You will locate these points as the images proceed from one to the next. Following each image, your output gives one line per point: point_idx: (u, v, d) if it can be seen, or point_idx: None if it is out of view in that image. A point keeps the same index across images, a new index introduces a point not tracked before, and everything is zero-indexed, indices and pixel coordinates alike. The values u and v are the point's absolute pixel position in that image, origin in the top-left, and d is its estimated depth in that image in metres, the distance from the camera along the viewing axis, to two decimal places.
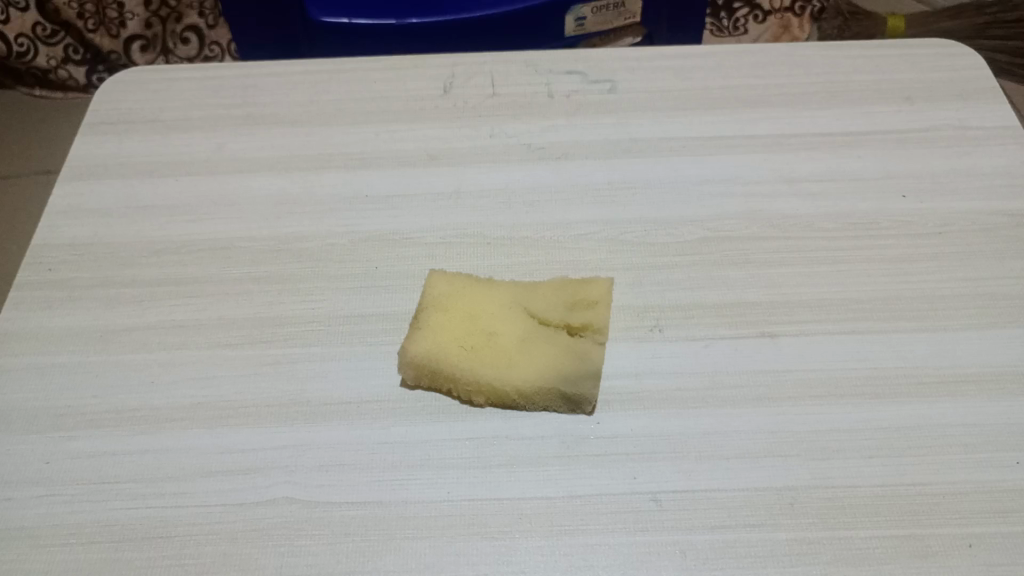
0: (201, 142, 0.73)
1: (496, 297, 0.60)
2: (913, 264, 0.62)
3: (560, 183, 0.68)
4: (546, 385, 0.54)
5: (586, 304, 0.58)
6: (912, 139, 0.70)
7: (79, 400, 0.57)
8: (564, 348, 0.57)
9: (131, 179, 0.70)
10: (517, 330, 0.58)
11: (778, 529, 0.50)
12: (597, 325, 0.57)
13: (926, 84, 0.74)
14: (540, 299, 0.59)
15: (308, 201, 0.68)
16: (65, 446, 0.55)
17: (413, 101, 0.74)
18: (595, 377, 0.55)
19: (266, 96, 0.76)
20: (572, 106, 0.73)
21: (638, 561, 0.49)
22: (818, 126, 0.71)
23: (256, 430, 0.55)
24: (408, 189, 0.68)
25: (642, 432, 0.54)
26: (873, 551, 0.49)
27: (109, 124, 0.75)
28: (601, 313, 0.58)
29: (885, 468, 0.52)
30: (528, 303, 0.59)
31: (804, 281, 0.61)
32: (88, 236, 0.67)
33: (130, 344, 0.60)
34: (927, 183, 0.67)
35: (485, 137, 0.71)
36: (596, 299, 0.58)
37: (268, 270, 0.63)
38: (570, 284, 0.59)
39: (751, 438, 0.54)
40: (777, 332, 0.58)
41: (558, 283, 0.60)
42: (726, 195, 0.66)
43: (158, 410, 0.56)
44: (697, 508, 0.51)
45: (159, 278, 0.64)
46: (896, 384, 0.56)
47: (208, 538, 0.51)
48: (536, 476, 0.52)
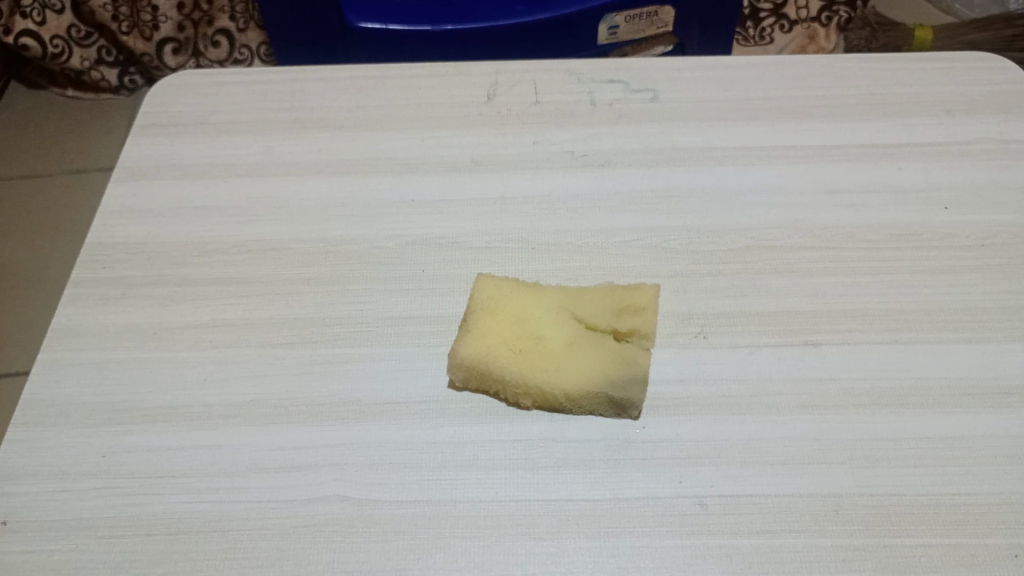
0: (250, 145, 0.74)
1: (544, 302, 0.60)
2: (955, 275, 0.62)
3: (603, 190, 0.69)
4: (594, 390, 0.55)
5: (633, 310, 0.59)
6: (954, 151, 0.70)
7: (135, 395, 0.59)
8: (611, 353, 0.58)
9: (181, 180, 0.72)
10: (565, 335, 0.59)
11: (824, 535, 0.51)
12: (644, 331, 0.58)
13: (967, 96, 0.74)
14: (587, 304, 0.60)
15: (355, 204, 0.69)
16: (122, 440, 0.57)
17: (456, 107, 0.76)
18: (642, 382, 0.55)
19: (313, 100, 0.77)
20: (614, 115, 0.74)
21: (686, 564, 0.50)
22: (859, 137, 0.72)
23: (308, 428, 0.56)
24: (454, 194, 0.69)
25: (688, 438, 0.55)
26: (918, 560, 0.50)
27: (160, 126, 0.76)
28: (649, 319, 0.59)
29: (930, 478, 0.53)
30: (576, 309, 0.60)
31: (847, 291, 0.62)
32: (141, 236, 0.68)
33: (183, 341, 0.61)
34: (969, 196, 0.67)
35: (529, 143, 0.72)
36: (643, 305, 0.59)
37: (317, 271, 0.65)
38: (617, 290, 0.60)
39: (796, 445, 0.54)
40: (821, 341, 0.59)
41: (605, 290, 0.61)
42: (768, 204, 0.67)
43: (211, 408, 0.58)
44: (742, 512, 0.52)
45: (211, 277, 0.65)
46: (941, 395, 0.56)
47: (262, 533, 0.52)
48: (584, 478, 0.53)
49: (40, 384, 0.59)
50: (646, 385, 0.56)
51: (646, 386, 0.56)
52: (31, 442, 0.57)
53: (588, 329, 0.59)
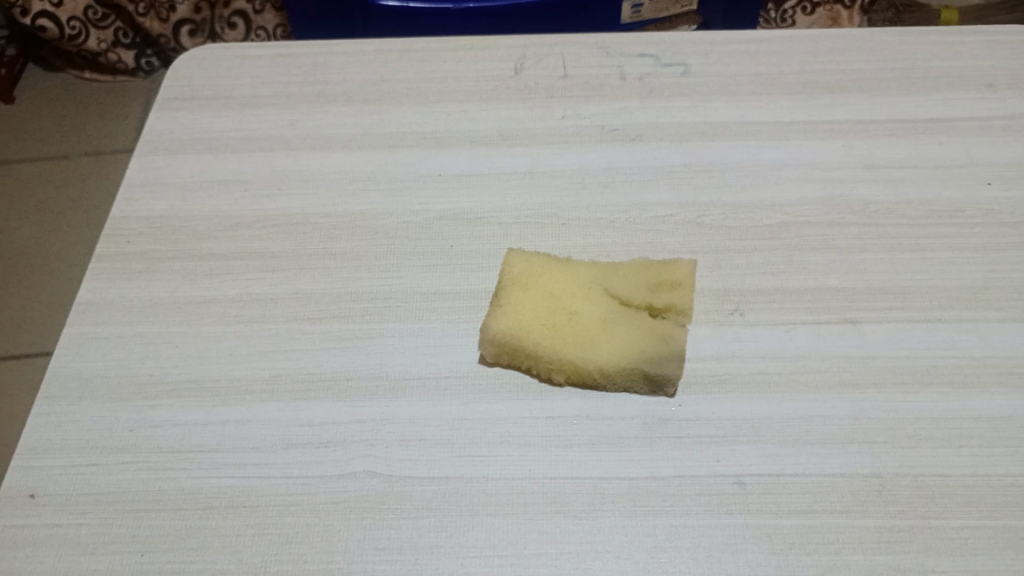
0: (274, 119, 0.73)
1: (577, 277, 0.59)
2: (999, 253, 0.61)
3: (635, 165, 0.67)
4: (629, 366, 0.54)
5: (668, 286, 0.58)
6: (997, 127, 0.68)
7: (162, 369, 0.58)
8: (646, 328, 0.56)
9: (205, 154, 0.71)
10: (599, 310, 0.57)
11: (866, 516, 0.49)
12: (680, 306, 0.57)
13: (1010, 71, 0.72)
14: (622, 280, 0.59)
15: (382, 179, 0.68)
16: (149, 414, 0.56)
17: (483, 81, 0.74)
18: (679, 358, 0.54)
19: (337, 74, 0.76)
20: (645, 89, 0.72)
21: (724, 545, 0.49)
22: (898, 112, 0.70)
23: (337, 404, 0.55)
24: (483, 168, 0.68)
25: (725, 416, 0.53)
26: (965, 542, 0.48)
27: (184, 100, 0.75)
28: (686, 295, 0.57)
29: (976, 458, 0.51)
30: (610, 284, 0.58)
31: (886, 268, 0.60)
32: (165, 210, 0.67)
33: (210, 316, 0.61)
34: (1013, 172, 0.65)
35: (558, 118, 0.71)
36: (679, 281, 0.58)
37: (343, 246, 0.64)
38: (652, 265, 0.59)
39: (836, 424, 0.53)
40: (860, 319, 0.58)
41: (640, 266, 0.59)
42: (805, 179, 0.65)
43: (239, 382, 0.57)
44: (782, 492, 0.51)
45: (236, 252, 0.64)
46: (986, 374, 0.55)
47: (291, 509, 0.51)
48: (618, 455, 0.52)
49: (65, 357, 0.59)
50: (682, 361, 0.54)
51: (682, 362, 0.54)
52: (57, 416, 0.56)
53: (622, 304, 0.58)
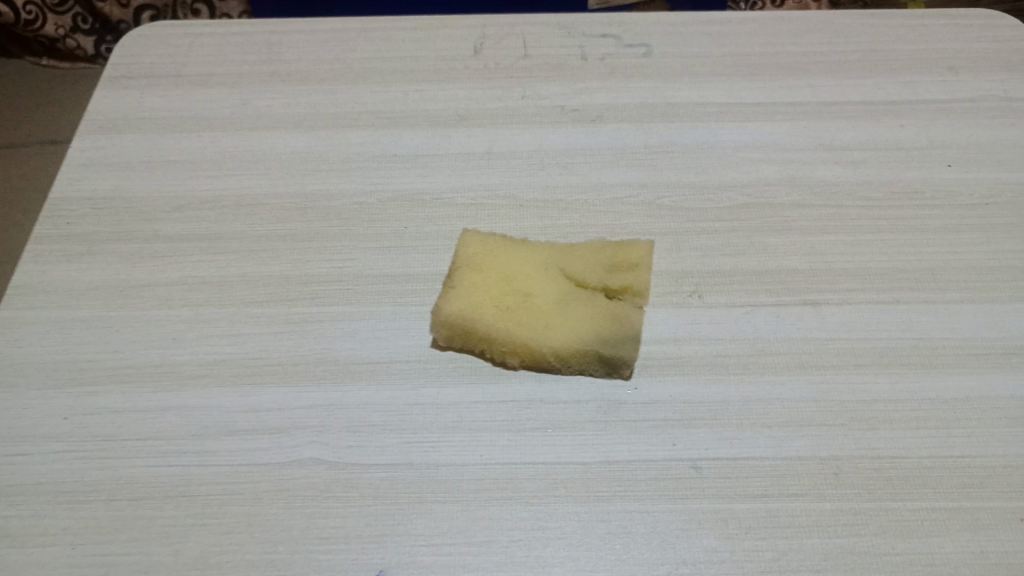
0: (224, 98, 0.71)
1: (533, 258, 0.58)
2: (958, 234, 0.60)
3: (594, 146, 0.66)
4: (584, 348, 0.52)
5: (626, 267, 0.57)
6: (957, 109, 0.68)
7: (100, 355, 0.56)
8: (601, 309, 0.55)
9: (152, 133, 0.68)
10: (554, 292, 0.56)
11: (823, 499, 0.49)
12: (637, 287, 0.56)
13: (970, 54, 0.72)
14: (577, 261, 0.57)
15: (335, 159, 0.66)
16: (85, 401, 0.53)
17: (442, 60, 0.72)
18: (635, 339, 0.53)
19: (291, 53, 0.74)
20: (606, 69, 0.71)
21: (679, 529, 0.48)
22: (860, 94, 0.69)
23: (283, 389, 0.53)
24: (440, 149, 0.66)
25: (682, 399, 0.52)
26: (921, 525, 0.48)
27: (130, 78, 0.73)
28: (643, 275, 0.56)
29: (933, 440, 0.51)
30: (566, 265, 0.57)
31: (847, 250, 0.59)
32: (108, 190, 0.65)
33: (152, 299, 0.58)
34: (973, 154, 0.65)
35: (517, 98, 0.69)
36: (637, 261, 0.57)
37: (293, 227, 0.62)
38: (610, 245, 0.58)
39: (795, 407, 0.52)
40: (820, 301, 0.57)
41: (597, 247, 0.58)
42: (766, 161, 0.64)
43: (181, 367, 0.55)
44: (738, 476, 0.49)
45: (182, 233, 0.62)
46: (944, 355, 0.54)
47: (233, 498, 0.49)
48: (572, 440, 0.51)
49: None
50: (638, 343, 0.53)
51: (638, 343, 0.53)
52: None
53: (578, 285, 0.56)
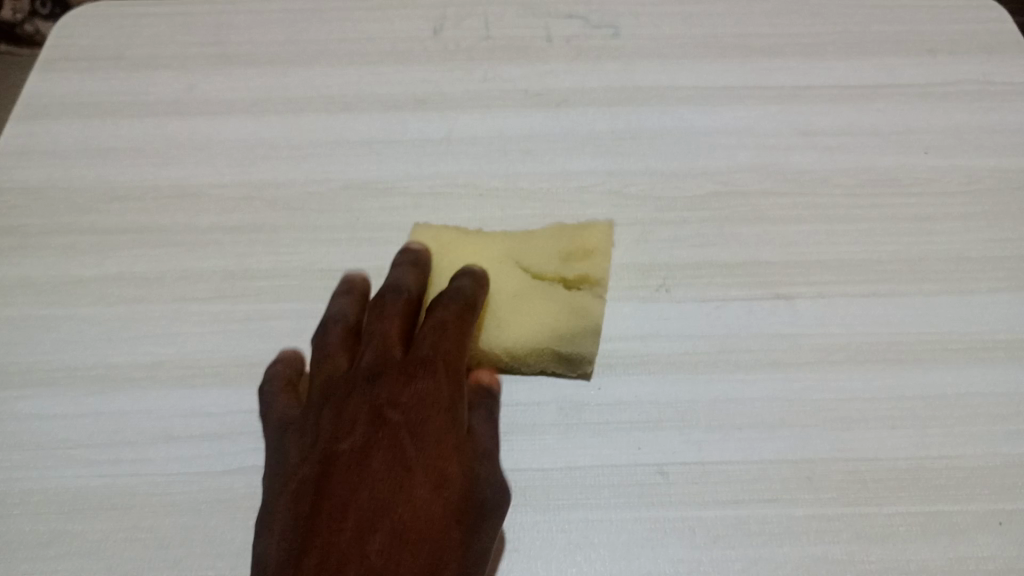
0: (169, 82, 0.67)
1: (487, 249, 0.54)
2: (937, 223, 0.58)
3: (559, 131, 0.62)
4: (541, 347, 0.50)
5: (584, 254, 0.54)
6: (936, 92, 0.65)
7: (28, 357, 0.52)
8: (558, 302, 0.52)
9: (92, 119, 0.65)
10: (508, 284, 0.53)
11: (796, 504, 0.46)
12: (596, 276, 0.53)
13: (950, 36, 0.69)
14: (533, 251, 0.54)
15: (285, 146, 0.62)
16: (11, 407, 0.50)
17: (400, 42, 0.69)
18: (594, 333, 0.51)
19: (241, 34, 0.70)
20: (572, 51, 0.68)
21: (644, 539, 0.45)
22: (835, 77, 0.66)
23: (225, 392, 0.50)
24: (396, 135, 0.62)
25: (648, 399, 0.50)
26: (897, 530, 0.45)
27: (68, 60, 0.68)
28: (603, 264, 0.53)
29: (910, 440, 0.48)
30: (521, 255, 0.54)
31: (821, 240, 0.57)
32: (41, 180, 0.61)
33: (86, 297, 0.55)
34: (952, 139, 0.62)
35: (478, 81, 0.66)
36: (595, 248, 0.54)
37: (239, 219, 0.58)
38: (566, 232, 0.55)
39: (767, 406, 0.49)
40: (793, 294, 0.54)
41: (554, 234, 0.55)
42: (737, 147, 0.62)
43: (115, 369, 0.51)
44: (706, 480, 0.47)
45: (120, 226, 0.58)
46: (921, 351, 0.52)
47: (169, 510, 0.46)
48: (532, 444, 0.48)
49: None
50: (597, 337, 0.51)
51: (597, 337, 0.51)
52: None
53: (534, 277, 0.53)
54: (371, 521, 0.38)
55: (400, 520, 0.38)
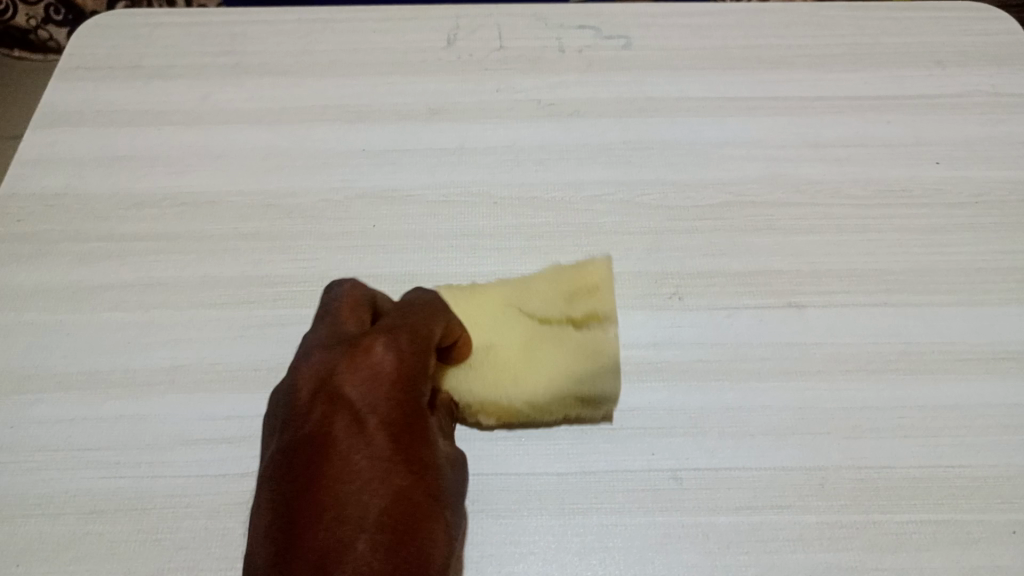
0: (185, 91, 0.68)
1: (487, 299, 0.53)
2: (946, 234, 0.58)
3: (571, 141, 0.63)
4: (561, 394, 0.50)
5: (587, 291, 0.54)
6: (945, 105, 0.66)
7: (48, 361, 0.53)
8: (573, 344, 0.52)
9: (108, 128, 0.65)
10: (516, 335, 0.52)
11: (808, 511, 0.46)
12: (606, 314, 0.53)
13: (958, 49, 0.70)
14: (535, 295, 0.54)
15: (300, 155, 0.63)
16: (31, 411, 0.50)
17: (413, 52, 0.70)
18: (615, 374, 0.51)
19: (256, 44, 0.71)
20: (583, 62, 0.69)
21: (658, 544, 0.45)
22: (845, 89, 0.67)
23: (242, 397, 0.51)
24: (409, 145, 0.63)
25: (661, 407, 0.50)
26: (910, 538, 0.46)
27: (85, 69, 0.69)
28: (610, 301, 0.53)
29: (922, 449, 0.49)
30: (525, 300, 0.54)
31: (832, 251, 0.57)
32: (60, 186, 0.62)
33: (105, 302, 0.55)
34: (961, 151, 0.63)
35: (491, 92, 0.67)
36: (596, 283, 0.54)
37: (256, 226, 0.59)
38: (565, 269, 0.55)
39: (779, 415, 0.50)
40: (804, 303, 0.55)
41: (552, 274, 0.55)
42: (748, 157, 0.62)
43: (134, 374, 0.52)
44: (719, 487, 0.47)
45: (138, 232, 0.59)
46: (932, 360, 0.52)
47: (188, 513, 0.46)
48: (546, 450, 0.49)
49: None
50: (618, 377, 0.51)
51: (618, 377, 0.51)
52: None
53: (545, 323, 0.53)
54: (349, 513, 0.37)
55: (374, 495, 0.37)
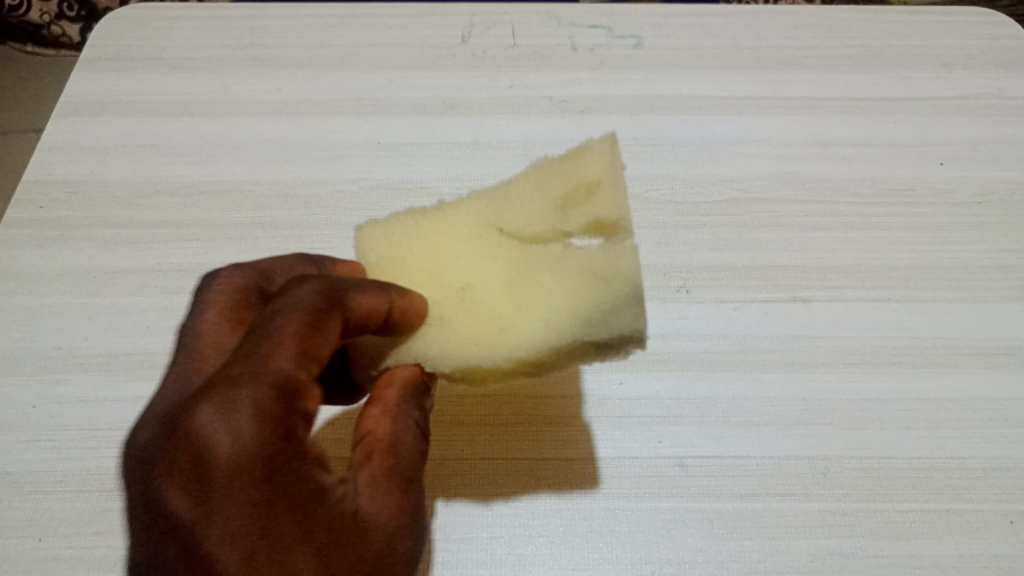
0: (204, 83, 0.69)
1: (462, 233, 0.46)
2: (951, 232, 0.59)
3: (583, 137, 0.64)
4: (564, 333, 0.39)
5: (586, 191, 0.45)
6: (955, 107, 0.67)
7: (70, 343, 0.54)
8: (578, 262, 0.42)
9: (132, 117, 0.67)
10: (502, 268, 0.44)
11: (812, 499, 0.48)
12: (613, 219, 0.43)
13: (965, 51, 0.71)
14: (516, 211, 0.46)
15: (317, 147, 0.64)
16: (54, 390, 0.52)
17: (429, 48, 0.71)
18: (639, 299, 0.39)
19: (274, 38, 0.72)
20: (596, 60, 0.70)
21: (663, 529, 0.47)
22: (852, 90, 0.68)
23: None
24: (424, 138, 0.64)
25: (669, 395, 0.51)
26: (911, 526, 0.47)
27: (108, 60, 0.71)
28: (615, 204, 0.43)
29: (923, 441, 0.50)
30: (513, 215, 0.46)
31: (838, 247, 0.58)
32: (82, 174, 0.63)
33: (126, 287, 0.57)
34: (966, 152, 0.64)
35: (505, 87, 0.68)
36: (595, 179, 0.45)
37: (273, 215, 0.60)
38: (553, 174, 0.46)
39: (784, 405, 0.51)
40: (810, 297, 0.56)
41: (541, 180, 0.46)
42: (756, 155, 0.63)
43: (154, 356, 0.53)
44: (725, 474, 0.48)
45: (158, 219, 0.60)
46: (935, 355, 0.53)
47: None
48: (556, 436, 0.50)
49: None
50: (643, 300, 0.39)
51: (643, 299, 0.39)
52: None
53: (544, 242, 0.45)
54: None
55: None
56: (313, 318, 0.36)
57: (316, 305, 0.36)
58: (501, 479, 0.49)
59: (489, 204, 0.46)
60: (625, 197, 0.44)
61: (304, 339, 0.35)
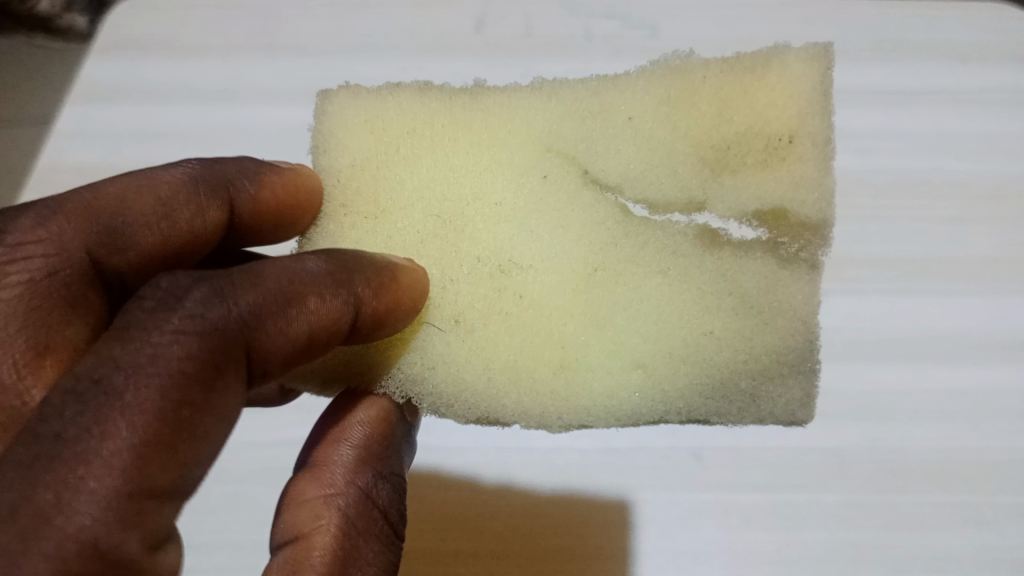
0: (216, 70, 0.69)
1: (529, 189, 0.40)
2: (968, 225, 0.58)
3: None
4: (697, 388, 0.36)
5: (762, 151, 0.38)
6: (988, 92, 0.64)
7: None
8: (711, 282, 0.38)
9: (156, 107, 0.68)
10: (585, 257, 0.38)
11: (825, 491, 0.49)
12: (805, 218, 0.38)
13: (1008, 25, 0.66)
14: (630, 163, 0.40)
15: None
16: None
17: (441, 36, 0.70)
18: (806, 372, 0.36)
19: (282, 20, 0.70)
20: (611, 50, 0.68)
21: (679, 519, 0.49)
22: (866, 82, 0.65)
23: None
24: None
25: None
26: (925, 517, 0.49)
27: (117, 46, 0.70)
28: (817, 202, 0.38)
29: (938, 433, 0.51)
30: (625, 163, 0.40)
31: (853, 240, 0.58)
32: (112, 169, 0.66)
33: None
34: (984, 145, 0.62)
35: (519, 77, 0.68)
36: (787, 134, 0.38)
37: None
38: (712, 121, 0.39)
39: None
40: (824, 290, 0.56)
41: (690, 124, 0.39)
42: None
43: None
44: (740, 466, 0.50)
45: None
46: (952, 347, 0.53)
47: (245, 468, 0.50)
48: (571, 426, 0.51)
49: None
50: (812, 376, 0.37)
51: (812, 371, 0.37)
52: None
53: (675, 211, 0.40)
54: None
55: None
56: (172, 379, 0.27)
57: (179, 391, 0.27)
58: (473, 553, 0.49)
59: (595, 142, 0.40)
60: (828, 186, 0.38)
61: (141, 436, 0.26)
